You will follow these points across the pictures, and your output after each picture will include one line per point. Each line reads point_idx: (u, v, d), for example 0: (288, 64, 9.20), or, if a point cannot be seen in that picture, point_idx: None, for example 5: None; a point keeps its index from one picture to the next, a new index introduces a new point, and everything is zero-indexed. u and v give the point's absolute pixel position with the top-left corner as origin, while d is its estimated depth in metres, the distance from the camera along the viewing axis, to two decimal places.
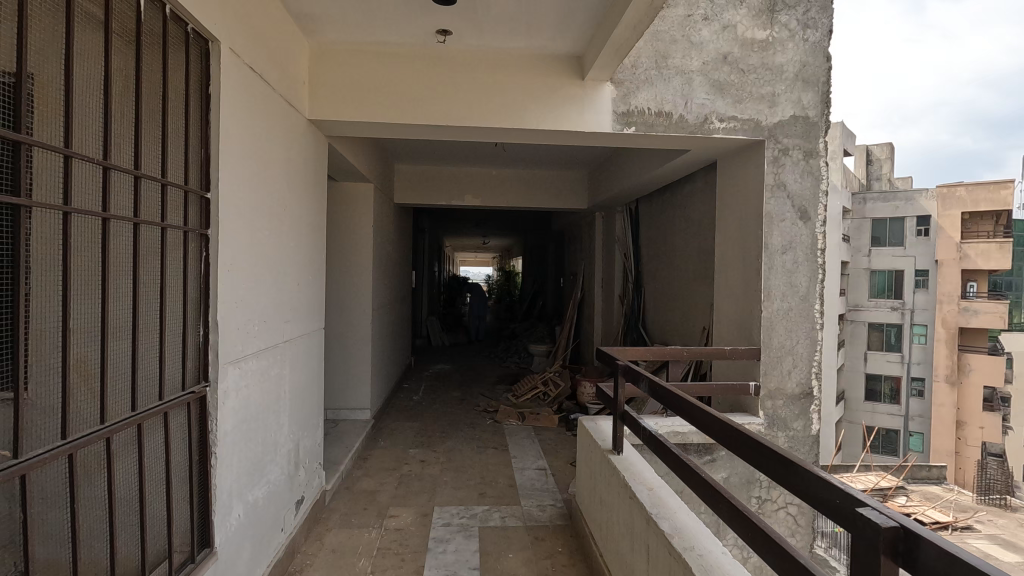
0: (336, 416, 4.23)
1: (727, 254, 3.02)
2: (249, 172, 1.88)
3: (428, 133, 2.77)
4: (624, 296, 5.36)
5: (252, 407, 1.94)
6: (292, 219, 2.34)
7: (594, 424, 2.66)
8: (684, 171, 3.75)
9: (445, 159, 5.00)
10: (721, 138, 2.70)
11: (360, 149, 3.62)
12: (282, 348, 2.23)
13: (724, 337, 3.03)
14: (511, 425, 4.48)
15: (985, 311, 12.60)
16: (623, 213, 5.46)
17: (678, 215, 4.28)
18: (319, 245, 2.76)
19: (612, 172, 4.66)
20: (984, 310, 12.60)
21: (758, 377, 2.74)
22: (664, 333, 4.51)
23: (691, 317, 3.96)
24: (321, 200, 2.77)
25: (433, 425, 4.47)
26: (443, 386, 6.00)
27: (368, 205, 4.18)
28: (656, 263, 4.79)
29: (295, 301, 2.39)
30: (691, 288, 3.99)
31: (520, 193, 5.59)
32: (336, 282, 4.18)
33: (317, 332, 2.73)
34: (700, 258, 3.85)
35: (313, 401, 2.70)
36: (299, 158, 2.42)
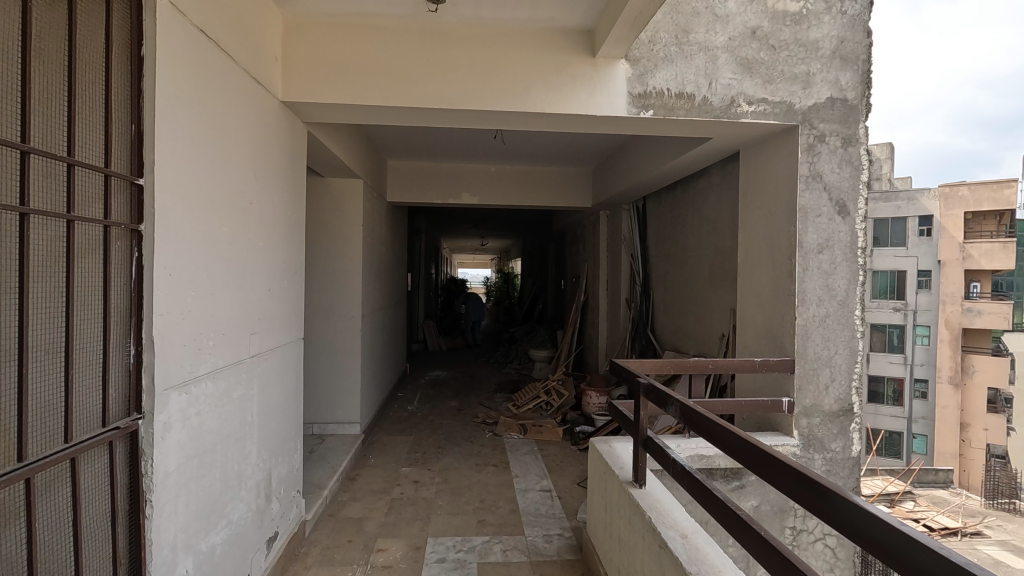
0: (322, 431, 3.91)
1: (753, 254, 2.72)
2: (200, 155, 1.56)
3: (420, 119, 2.46)
4: (631, 299, 5.06)
5: (208, 439, 1.62)
6: (261, 215, 2.03)
7: (607, 447, 2.34)
8: (701, 164, 3.44)
9: (440, 153, 4.68)
10: (750, 123, 2.40)
11: (347, 140, 3.31)
12: (247, 365, 1.91)
13: (750, 347, 2.73)
14: (512, 439, 4.18)
15: (990, 312, 12.52)
16: (629, 211, 5.15)
17: (692, 213, 3.97)
18: (295, 246, 2.43)
19: (620, 167, 4.35)
20: (988, 310, 12.54)
21: (792, 392, 2.43)
22: (675, 339, 4.21)
23: (708, 323, 3.67)
24: (298, 195, 2.45)
25: (428, 440, 4.16)
26: (440, 395, 5.68)
27: (357, 202, 3.87)
28: (666, 264, 4.49)
29: (265, 309, 2.08)
30: (708, 290, 3.68)
31: (519, 192, 5.28)
32: (323, 286, 3.86)
33: (293, 345, 2.41)
34: (718, 259, 3.54)
35: (291, 422, 2.39)
36: (271, 145, 2.11)
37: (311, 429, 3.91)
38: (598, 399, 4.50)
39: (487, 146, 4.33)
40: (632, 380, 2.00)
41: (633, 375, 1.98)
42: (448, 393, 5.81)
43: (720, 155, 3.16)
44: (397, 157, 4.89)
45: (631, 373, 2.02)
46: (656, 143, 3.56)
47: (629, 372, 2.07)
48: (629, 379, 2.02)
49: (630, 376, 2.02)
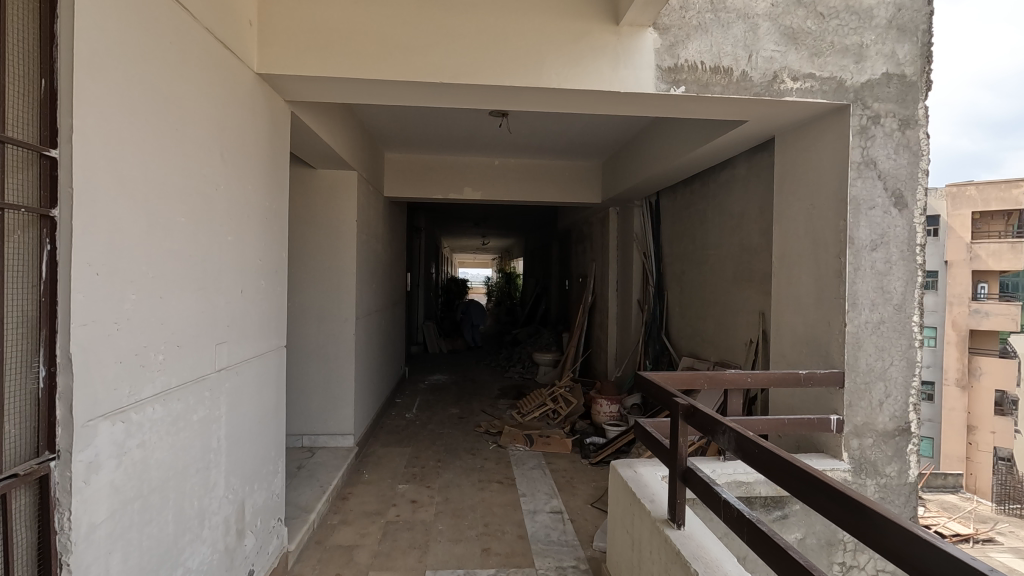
0: (313, 444, 3.62)
1: (792, 252, 2.42)
2: (142, 127, 1.26)
3: (418, 98, 2.17)
4: (642, 301, 4.75)
5: (158, 474, 1.33)
6: (231, 204, 1.73)
7: (632, 471, 2.03)
8: (727, 154, 3.14)
9: (440, 144, 4.37)
10: (794, 102, 2.10)
11: (338, 125, 3.01)
12: (212, 381, 1.61)
13: (789, 356, 2.43)
14: (517, 452, 3.88)
15: (997, 313, 12.04)
16: (642, 207, 4.84)
17: (714, 208, 3.67)
18: (275, 241, 2.13)
19: (634, 158, 4.05)
20: (995, 311, 12.07)
21: (842, 410, 2.13)
22: (694, 345, 3.91)
23: (732, 328, 3.37)
24: (278, 182, 2.15)
25: (427, 452, 3.86)
26: (440, 401, 5.39)
27: (350, 196, 3.58)
28: (682, 264, 4.19)
29: (236, 314, 1.78)
30: (733, 292, 3.37)
31: (523, 187, 4.97)
32: (315, 286, 3.58)
33: (271, 354, 2.11)
34: (745, 258, 3.24)
35: (269, 441, 2.09)
36: (243, 124, 1.82)
37: (301, 441, 3.62)
38: (609, 408, 4.21)
39: (490, 135, 4.02)
40: (665, 399, 1.70)
41: (668, 393, 1.69)
42: (449, 399, 5.51)
43: (752, 142, 2.86)
44: (394, 149, 4.60)
45: (664, 391, 1.72)
46: (676, 130, 3.26)
47: (660, 389, 1.77)
48: (662, 397, 1.72)
49: (664, 393, 1.72)
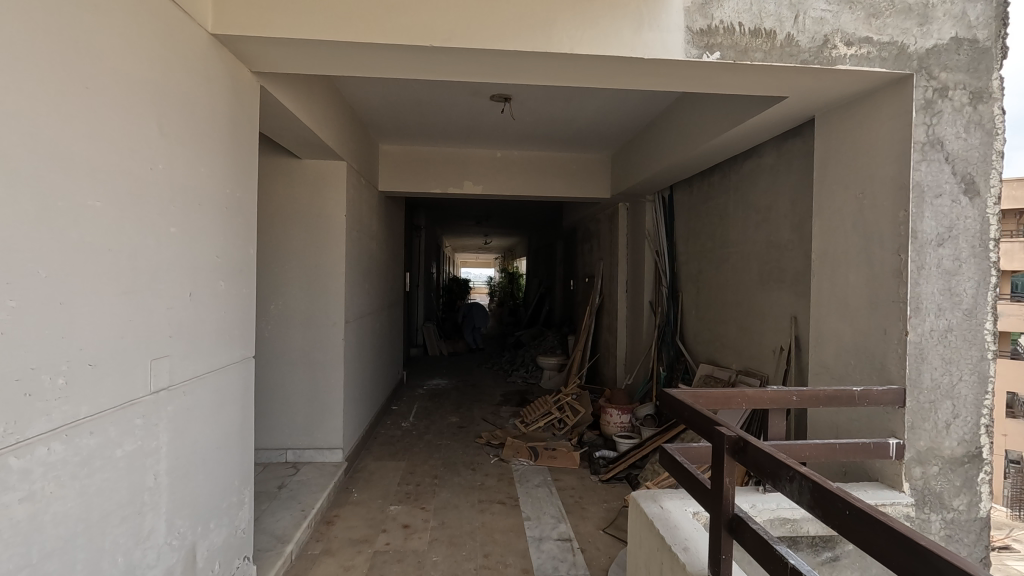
0: (298, 458, 3.32)
1: (839, 248, 2.10)
2: (23, 75, 0.95)
3: (407, 67, 1.86)
4: (654, 303, 4.43)
5: (56, 531, 1.03)
6: (176, 189, 1.43)
7: (659, 506, 1.71)
8: (754, 140, 2.83)
9: (438, 134, 4.06)
10: (848, 71, 1.79)
11: (322, 108, 2.71)
12: (146, 405, 1.31)
13: (834, 369, 2.11)
14: (521, 467, 3.57)
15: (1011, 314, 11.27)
16: (654, 202, 4.52)
17: (737, 202, 3.36)
18: (239, 235, 1.82)
19: (647, 148, 3.74)
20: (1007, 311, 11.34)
21: (902, 433, 1.82)
22: (713, 351, 3.60)
23: (759, 333, 3.06)
24: (243, 166, 1.84)
25: (423, 467, 3.55)
26: (439, 408, 5.08)
27: (340, 188, 3.29)
28: (699, 262, 3.88)
29: (182, 322, 1.47)
30: (760, 294, 3.05)
31: (527, 180, 4.66)
32: (301, 286, 3.29)
33: (233, 366, 1.80)
34: (774, 256, 2.92)
35: (231, 468, 1.79)
36: (194, 93, 1.51)
37: (285, 456, 3.32)
38: (619, 418, 3.93)
39: (492, 124, 3.71)
40: (705, 429, 1.37)
41: (709, 420, 1.36)
42: (448, 406, 5.21)
43: (787, 125, 2.55)
44: (389, 140, 4.30)
45: (703, 418, 1.39)
46: (698, 114, 2.95)
47: (698, 414, 1.44)
48: (700, 425, 1.40)
49: (703, 421, 1.39)
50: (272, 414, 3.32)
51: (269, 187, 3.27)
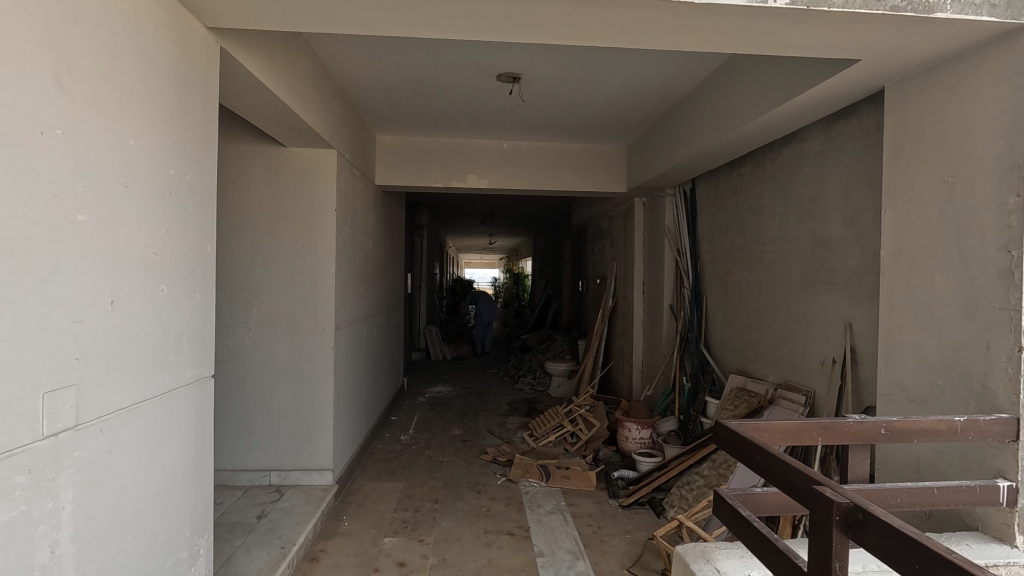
0: (283, 481, 2.98)
1: (920, 244, 1.74)
2: None
3: (398, 21, 1.52)
4: (674, 307, 4.07)
5: None
6: (88, 165, 1.08)
7: (714, 570, 1.36)
8: (799, 120, 2.48)
9: (439, 121, 3.71)
10: (947, 22, 1.44)
11: (301, 82, 2.38)
12: (35, 455, 0.96)
13: (913, 390, 1.75)
14: (531, 490, 3.22)
15: None
16: (673, 196, 4.15)
17: (773, 194, 3.00)
18: (192, 228, 1.48)
19: (671, 136, 3.39)
20: None
21: (1014, 474, 1.47)
22: (746, 360, 3.24)
23: (802, 343, 2.70)
24: (198, 144, 1.50)
25: (423, 490, 3.21)
26: (442, 419, 4.74)
27: (330, 181, 2.96)
28: (727, 262, 3.52)
29: (99, 341, 1.13)
30: (803, 298, 2.70)
31: (536, 173, 4.30)
32: (287, 289, 2.96)
33: (185, 390, 1.46)
34: (821, 254, 2.56)
35: (180, 516, 1.44)
36: (117, 42, 1.17)
37: (269, 478, 2.98)
38: (638, 433, 3.58)
39: (499, 108, 3.36)
40: (800, 490, 1.01)
41: (808, 479, 1.00)
42: (451, 416, 4.86)
43: (845, 100, 2.19)
44: (386, 129, 3.96)
45: (797, 474, 1.03)
46: (737, 92, 2.59)
47: (785, 467, 1.08)
48: (792, 484, 1.04)
49: (797, 478, 1.03)
50: (254, 431, 2.98)
51: (250, 178, 2.93)
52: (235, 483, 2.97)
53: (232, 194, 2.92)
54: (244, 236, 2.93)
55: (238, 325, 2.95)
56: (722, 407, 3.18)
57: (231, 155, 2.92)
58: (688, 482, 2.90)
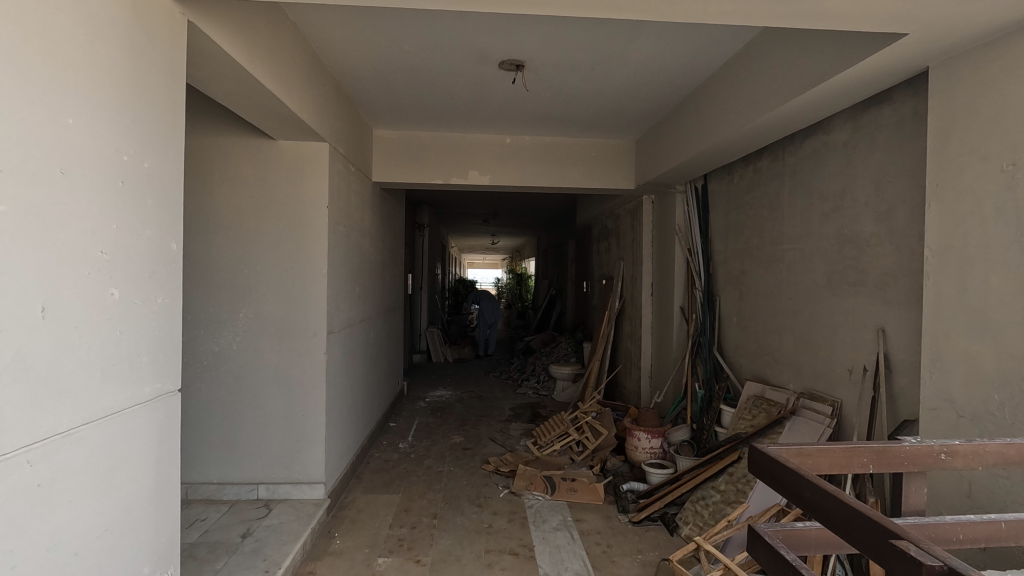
0: (271, 495, 2.80)
1: (973, 241, 1.56)
2: None
3: None
4: (686, 309, 3.87)
5: None
6: (10, 146, 0.92)
7: None
8: (827, 107, 2.29)
9: (439, 114, 3.53)
10: None
11: (284, 65, 2.20)
12: None
13: (966, 405, 1.56)
14: (536, 503, 3.04)
15: None
16: (684, 193, 3.96)
17: (793, 189, 2.81)
18: (154, 224, 1.31)
19: (684, 127, 3.20)
20: None
21: None
22: (763, 366, 3.05)
23: (827, 349, 2.51)
24: (159, 130, 1.33)
25: (420, 504, 3.02)
26: (442, 426, 4.55)
27: (322, 176, 2.79)
28: (742, 262, 3.33)
29: (27, 355, 0.96)
30: (828, 300, 2.51)
31: (540, 169, 4.11)
32: (276, 291, 2.78)
33: (144, 409, 1.28)
34: (850, 253, 2.37)
35: (135, 553, 1.26)
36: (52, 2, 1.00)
37: (257, 492, 2.80)
38: (648, 443, 3.40)
39: (501, 99, 3.18)
40: (879, 544, 0.85)
41: (889, 533, 0.83)
42: (452, 423, 4.68)
43: (884, 82, 2.00)
44: (384, 123, 3.78)
45: (875, 524, 0.86)
46: (760, 77, 2.40)
47: (851, 513, 0.92)
48: (869, 537, 0.87)
49: (875, 529, 0.86)
50: (242, 442, 2.80)
51: (238, 172, 2.76)
52: (220, 497, 2.79)
53: (218, 189, 2.75)
54: (231, 234, 2.76)
55: (224, 329, 2.77)
56: (738, 417, 2.99)
57: (218, 147, 2.74)
58: (703, 497, 2.71)
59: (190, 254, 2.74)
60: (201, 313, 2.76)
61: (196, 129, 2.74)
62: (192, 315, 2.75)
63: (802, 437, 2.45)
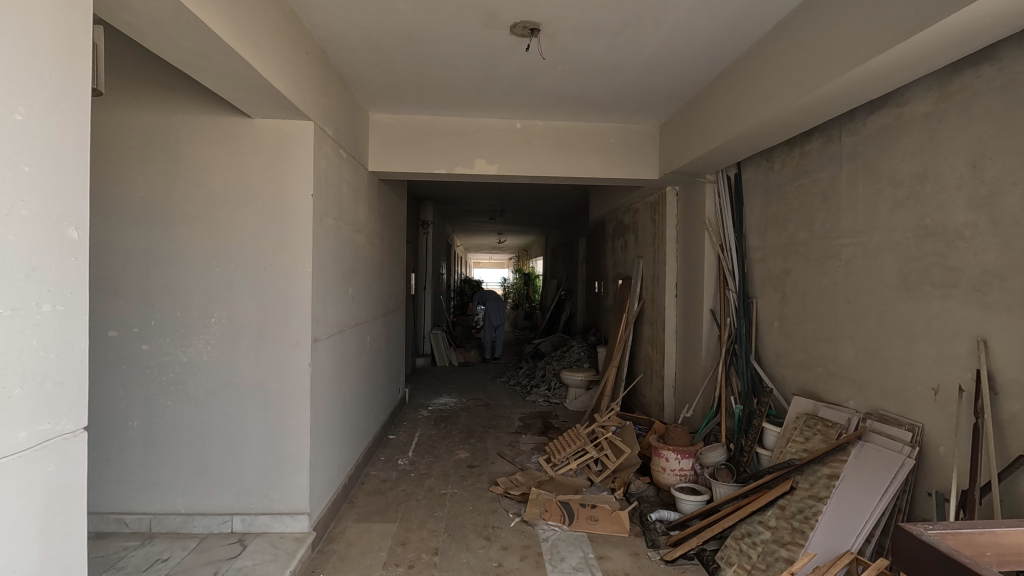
0: (247, 528, 2.43)
1: None
2: None
3: None
4: (717, 313, 3.47)
5: None
6: None
7: None
8: (909, 70, 1.90)
9: (442, 94, 3.16)
10: None
11: (250, 23, 1.84)
12: None
13: None
14: (553, 536, 2.65)
15: None
16: (715, 182, 3.55)
17: (852, 173, 2.41)
18: (34, 200, 0.94)
19: (723, 105, 2.81)
20: None
21: None
22: (815, 379, 2.65)
23: (902, 362, 2.11)
24: (45, 72, 0.96)
25: (421, 536, 2.64)
26: (446, 439, 4.17)
27: (307, 159, 2.42)
28: (785, 260, 2.93)
29: None
30: (903, 304, 2.11)
31: (554, 156, 3.72)
32: (253, 291, 2.41)
33: (16, 463, 0.92)
34: (933, 247, 1.98)
35: None
36: None
37: (230, 525, 2.43)
38: (677, 464, 3.05)
39: (511, 73, 2.80)
40: None
41: None
42: (456, 435, 4.29)
43: (999, 28, 1.60)
44: (381, 105, 3.40)
45: None
46: (831, 34, 2.00)
47: None
48: None
49: None
50: (214, 467, 2.43)
51: (211, 155, 2.39)
52: (189, 530, 2.42)
53: (188, 174, 2.38)
54: (203, 226, 2.39)
55: (193, 336, 2.40)
56: (787, 438, 2.58)
57: (188, 126, 2.38)
58: (749, 534, 2.31)
59: (155, 250, 2.38)
60: (167, 317, 2.39)
61: (163, 105, 2.37)
62: (158, 320, 2.39)
63: (873, 469, 2.05)
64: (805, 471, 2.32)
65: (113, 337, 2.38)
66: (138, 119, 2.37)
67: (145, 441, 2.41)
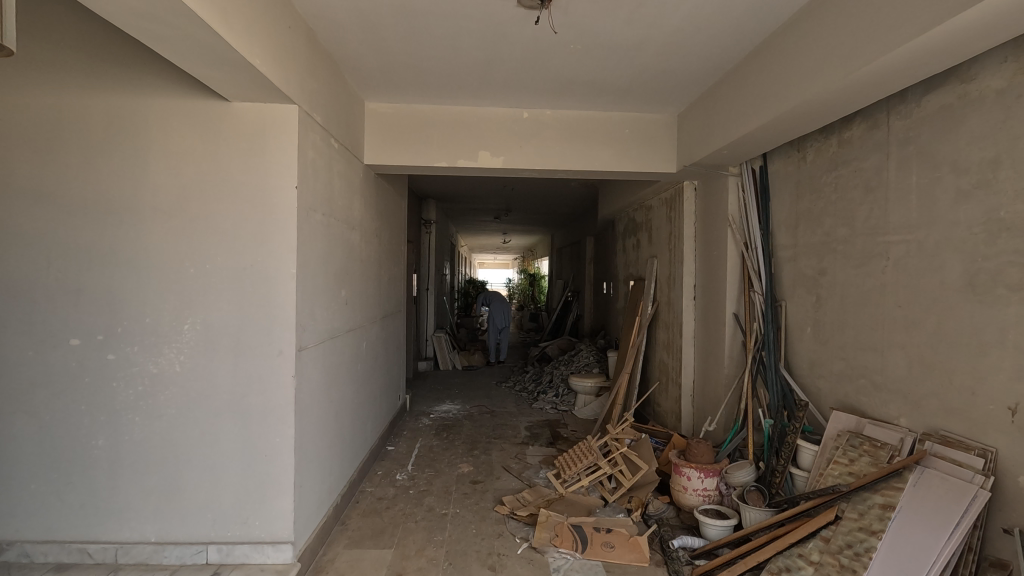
0: (223, 559, 2.18)
1: None
2: None
3: None
4: (741, 317, 3.19)
5: None
6: None
7: None
8: (981, 39, 1.64)
9: (442, 79, 2.90)
10: None
11: None
12: None
13: None
14: (565, 566, 2.39)
15: None
16: (738, 175, 3.27)
17: (903, 162, 2.14)
18: None
19: (753, 89, 2.54)
20: None
21: None
22: (857, 392, 2.37)
23: (968, 377, 1.83)
24: None
25: (418, 565, 2.38)
26: (448, 451, 3.91)
27: (290, 147, 2.16)
28: (820, 259, 2.65)
29: None
30: (969, 310, 1.83)
31: (563, 147, 3.46)
32: (229, 294, 2.16)
33: None
34: (1009, 245, 1.70)
35: None
36: None
37: (205, 555, 2.18)
38: (700, 483, 2.77)
39: (516, 53, 2.54)
40: None
41: None
42: (459, 447, 4.02)
43: None
44: (378, 92, 3.15)
45: None
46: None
47: None
48: None
49: None
50: (187, 491, 2.18)
51: (183, 143, 2.14)
52: (159, 562, 2.17)
53: (157, 166, 2.13)
54: (174, 222, 2.14)
55: (163, 344, 2.15)
56: (827, 459, 2.30)
57: (158, 111, 2.13)
58: (789, 569, 2.02)
59: (121, 249, 2.13)
60: (135, 324, 2.14)
61: (131, 88, 2.13)
62: (125, 327, 2.14)
63: (938, 501, 1.78)
64: (853, 499, 2.04)
65: (76, 346, 2.14)
66: (102, 104, 2.13)
67: (111, 463, 2.16)
